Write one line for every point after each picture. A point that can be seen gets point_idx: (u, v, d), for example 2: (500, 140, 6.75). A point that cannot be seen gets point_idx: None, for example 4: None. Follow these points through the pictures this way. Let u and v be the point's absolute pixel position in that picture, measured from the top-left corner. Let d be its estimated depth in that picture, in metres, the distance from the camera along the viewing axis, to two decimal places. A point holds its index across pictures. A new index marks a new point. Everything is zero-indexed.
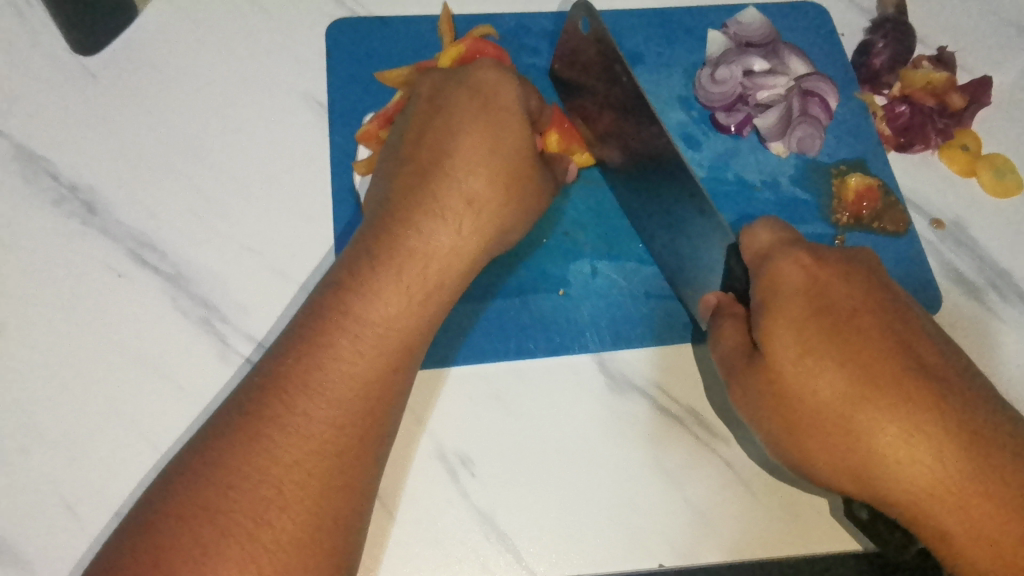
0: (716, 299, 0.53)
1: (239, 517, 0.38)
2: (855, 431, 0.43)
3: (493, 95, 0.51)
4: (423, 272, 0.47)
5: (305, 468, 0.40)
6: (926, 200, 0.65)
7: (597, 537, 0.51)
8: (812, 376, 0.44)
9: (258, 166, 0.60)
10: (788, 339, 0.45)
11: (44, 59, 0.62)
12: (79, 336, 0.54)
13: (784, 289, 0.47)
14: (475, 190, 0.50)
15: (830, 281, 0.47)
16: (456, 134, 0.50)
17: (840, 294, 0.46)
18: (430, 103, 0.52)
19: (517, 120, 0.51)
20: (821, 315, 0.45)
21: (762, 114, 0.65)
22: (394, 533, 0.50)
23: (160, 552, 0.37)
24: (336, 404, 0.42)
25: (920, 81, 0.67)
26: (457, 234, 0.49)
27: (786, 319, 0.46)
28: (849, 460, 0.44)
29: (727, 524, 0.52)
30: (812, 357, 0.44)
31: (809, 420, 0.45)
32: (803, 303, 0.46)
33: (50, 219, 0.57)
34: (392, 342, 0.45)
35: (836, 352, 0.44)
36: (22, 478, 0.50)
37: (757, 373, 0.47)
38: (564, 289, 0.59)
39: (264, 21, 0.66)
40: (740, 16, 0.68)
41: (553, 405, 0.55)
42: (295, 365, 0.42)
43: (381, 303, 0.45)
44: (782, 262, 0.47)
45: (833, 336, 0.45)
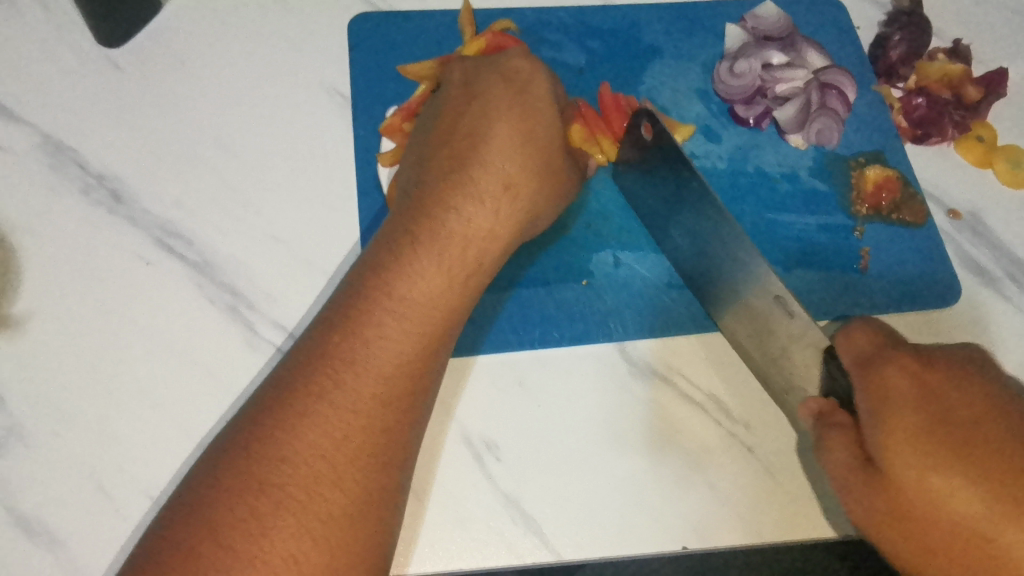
0: (817, 405, 0.46)
1: (292, 490, 0.38)
2: (994, 552, 0.36)
3: (526, 82, 0.53)
4: (462, 254, 0.48)
5: (353, 444, 0.40)
6: (943, 190, 0.66)
7: (629, 519, 0.52)
8: (944, 494, 0.37)
9: (283, 156, 0.61)
10: (905, 452, 0.39)
11: (69, 50, 0.63)
12: (108, 322, 0.54)
13: (893, 398, 0.40)
14: (510, 173, 0.50)
15: (919, 362, 0.41)
16: (491, 118, 0.51)
17: (961, 399, 0.39)
18: (464, 88, 0.53)
19: (548, 106, 0.52)
20: (933, 393, 0.40)
21: (780, 107, 0.65)
22: (423, 518, 0.51)
23: (213, 525, 0.37)
24: (381, 380, 0.42)
25: (936, 73, 0.68)
26: (495, 215, 0.50)
27: (906, 431, 0.39)
28: (936, 546, 0.38)
29: (754, 510, 0.53)
30: (894, 451, 0.39)
31: (932, 536, 0.38)
32: (892, 388, 0.40)
33: (77, 208, 0.58)
34: (435, 319, 0.46)
35: (969, 466, 0.37)
36: (54, 462, 0.50)
37: (873, 485, 0.41)
38: (587, 279, 0.60)
39: (287, 14, 0.66)
40: (757, 10, 0.69)
41: (579, 390, 0.55)
42: (341, 343, 0.43)
43: (423, 282, 0.46)
44: (883, 366, 0.41)
45: (964, 450, 0.37)
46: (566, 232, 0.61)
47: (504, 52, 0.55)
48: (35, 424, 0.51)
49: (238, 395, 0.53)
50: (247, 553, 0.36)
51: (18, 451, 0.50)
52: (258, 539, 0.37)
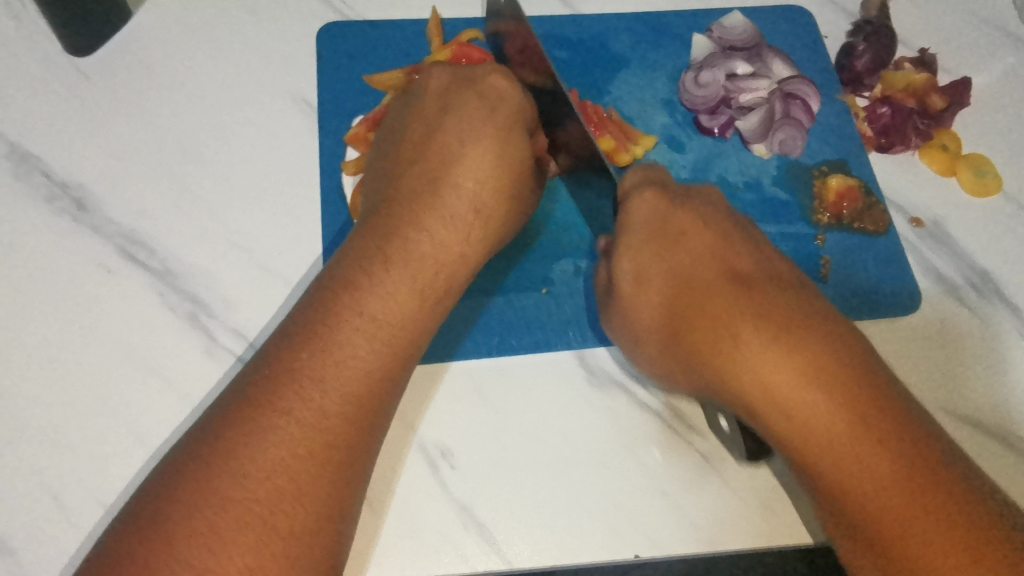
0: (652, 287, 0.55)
1: (252, 505, 0.39)
2: (720, 357, 0.46)
3: (499, 100, 0.54)
4: (435, 275, 0.49)
5: (318, 460, 0.41)
6: (906, 199, 0.66)
7: (582, 530, 0.52)
8: (713, 326, 0.46)
9: (247, 165, 0.61)
10: (656, 286, 0.49)
11: (38, 59, 0.63)
12: (68, 330, 0.55)
13: (691, 252, 0.50)
14: (483, 197, 0.52)
15: (670, 209, 0.51)
16: (465, 140, 0.53)
17: (743, 265, 0.49)
18: (439, 102, 0.55)
19: (518, 130, 0.54)
20: (675, 234, 0.50)
21: (744, 116, 0.66)
22: (375, 524, 0.51)
23: (170, 537, 0.37)
24: (349, 398, 0.43)
25: (901, 82, 0.68)
26: (466, 239, 0.51)
27: (688, 282, 0.48)
28: (691, 362, 0.48)
29: (707, 517, 0.53)
30: (644, 279, 0.50)
31: (706, 365, 0.47)
32: (641, 230, 0.51)
33: (42, 217, 0.58)
34: (405, 339, 0.46)
35: (664, 270, 0.49)
36: (11, 468, 0.51)
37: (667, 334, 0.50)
38: (547, 288, 0.60)
39: (256, 23, 0.67)
40: (724, 20, 0.70)
41: (543, 399, 0.56)
42: (310, 360, 0.43)
43: (395, 302, 0.47)
44: (628, 197, 0.52)
45: (660, 251, 0.50)
46: (528, 241, 0.61)
47: (479, 69, 0.56)
48: None
49: (195, 405, 0.53)
50: (202, 566, 0.37)
51: None
52: (219, 552, 0.37)
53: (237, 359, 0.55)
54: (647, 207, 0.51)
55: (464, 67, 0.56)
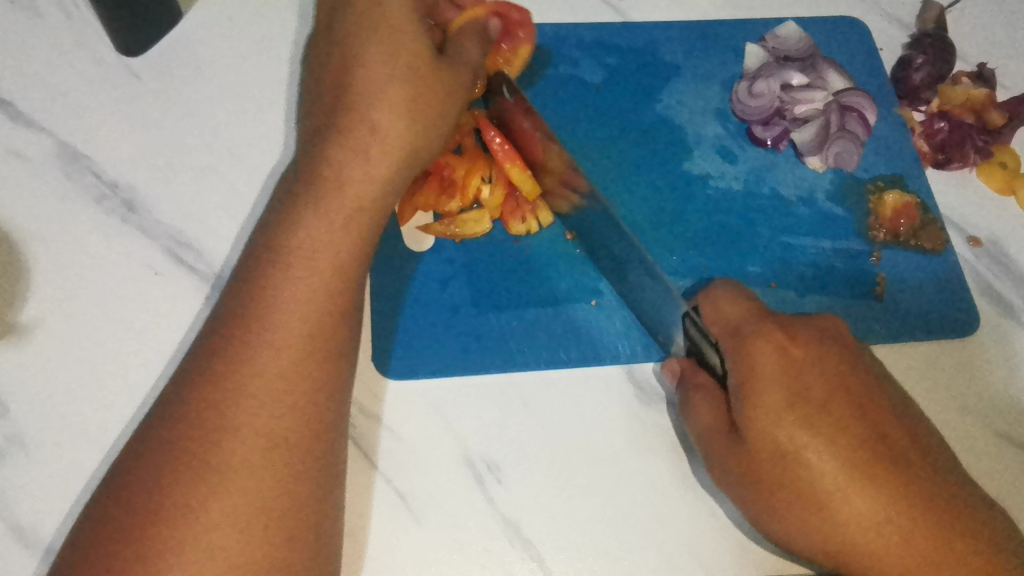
0: (679, 366, 0.53)
1: (196, 448, 0.38)
2: (820, 499, 0.44)
3: (376, 6, 0.47)
4: (343, 200, 0.46)
5: (269, 402, 0.40)
6: (963, 217, 0.65)
7: (628, 545, 0.51)
8: (790, 458, 0.45)
9: (294, 168, 0.61)
10: (780, 425, 0.45)
11: (89, 58, 0.63)
12: (115, 332, 0.54)
13: (764, 370, 0.47)
14: (377, 117, 0.46)
15: (804, 360, 0.47)
16: (353, 59, 0.47)
17: (813, 377, 0.47)
18: (327, 24, 0.50)
19: (409, 32, 0.47)
20: (783, 375, 0.46)
21: (799, 128, 0.65)
22: (420, 539, 0.50)
23: (141, 513, 0.36)
24: (281, 334, 0.42)
25: (959, 97, 0.66)
26: (369, 160, 0.46)
27: (768, 404, 0.46)
28: (791, 501, 0.45)
29: (756, 539, 0.52)
30: (784, 431, 0.45)
31: (773, 488, 0.46)
32: (783, 386, 0.46)
33: (90, 216, 0.58)
34: (328, 268, 0.44)
35: (794, 414, 0.45)
36: (56, 470, 0.50)
37: (736, 450, 0.47)
38: (597, 300, 0.59)
39: (305, 25, 0.66)
40: (778, 30, 0.68)
41: (585, 410, 0.55)
42: (246, 304, 0.43)
43: (323, 237, 0.45)
44: (757, 341, 0.48)
45: (806, 413, 0.45)
46: (578, 251, 0.60)
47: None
48: (36, 434, 0.51)
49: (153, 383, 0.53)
50: (173, 534, 0.36)
51: (21, 462, 0.50)
52: (183, 495, 0.37)
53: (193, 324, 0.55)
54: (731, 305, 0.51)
55: None
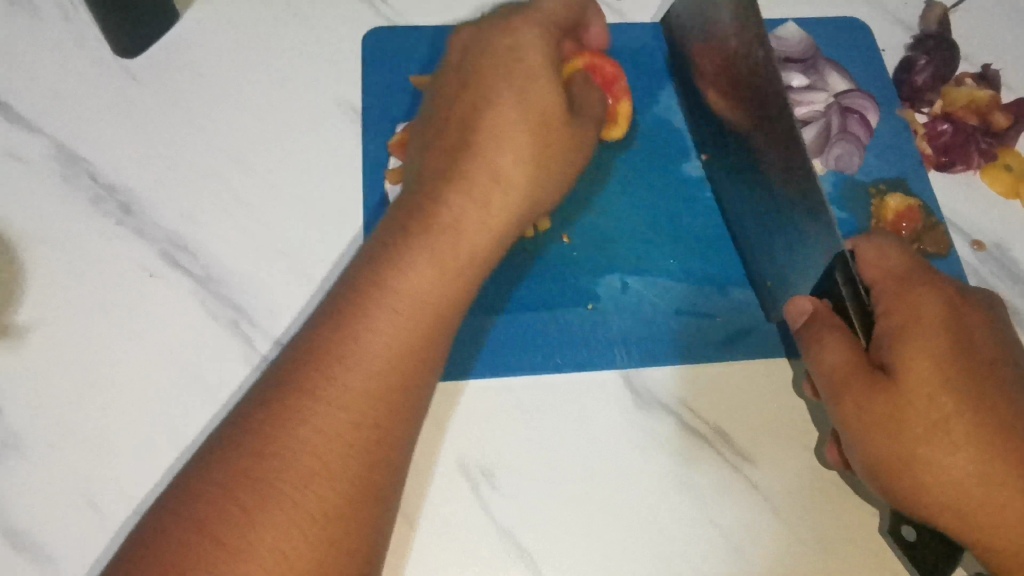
0: (811, 305, 0.50)
1: (283, 485, 0.36)
2: (937, 451, 0.43)
3: (517, 57, 0.52)
4: (452, 246, 0.46)
5: (346, 441, 0.38)
6: (967, 221, 0.64)
7: (624, 554, 0.51)
8: (937, 414, 0.43)
9: (291, 170, 0.61)
10: (921, 371, 0.44)
11: (87, 60, 0.63)
12: (111, 335, 0.54)
13: (923, 319, 0.45)
14: (503, 165, 0.49)
15: (974, 324, 0.46)
16: (482, 104, 0.50)
17: (977, 335, 0.45)
18: (456, 68, 0.54)
19: (546, 81, 0.51)
20: (938, 328, 0.45)
21: (800, 130, 0.64)
22: (415, 544, 0.50)
23: (200, 523, 0.35)
24: (371, 372, 0.40)
25: (963, 97, 0.66)
26: (484, 208, 0.48)
27: (928, 354, 0.44)
28: (903, 447, 0.44)
29: (755, 548, 0.51)
30: (927, 378, 0.44)
31: (896, 439, 0.44)
32: (942, 338, 0.45)
33: (87, 219, 0.58)
34: (425, 315, 0.43)
35: (946, 365, 0.44)
36: (50, 474, 0.50)
37: (865, 391, 0.45)
38: (594, 303, 0.58)
39: (303, 27, 0.66)
40: (779, 30, 0.67)
41: (582, 416, 0.54)
42: (332, 333, 0.41)
43: (414, 276, 0.44)
44: (925, 291, 0.47)
45: (959, 370, 0.44)
46: (575, 254, 0.60)
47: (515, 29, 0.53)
48: (31, 438, 0.51)
49: (218, 408, 0.53)
50: (229, 556, 0.34)
51: (15, 465, 0.50)
52: (242, 510, 0.35)
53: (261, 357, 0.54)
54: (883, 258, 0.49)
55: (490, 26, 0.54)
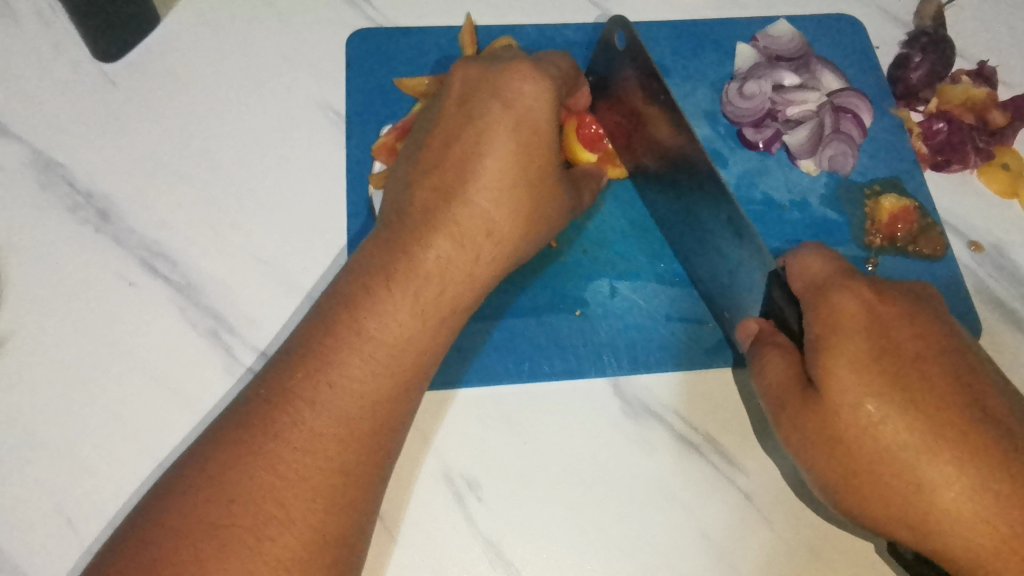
0: (756, 326, 0.50)
1: (241, 532, 0.37)
2: (878, 461, 0.42)
3: (527, 112, 0.48)
4: (439, 295, 0.46)
5: (311, 485, 0.39)
6: (963, 221, 0.62)
7: (615, 567, 0.49)
8: (869, 421, 0.42)
9: (272, 175, 0.60)
10: (846, 382, 0.43)
11: (65, 65, 0.62)
12: (88, 344, 0.53)
13: (842, 323, 0.44)
14: (496, 219, 0.48)
15: (896, 320, 0.45)
16: (481, 153, 0.48)
17: (901, 334, 0.44)
18: (459, 104, 0.49)
19: (549, 145, 0.48)
20: (859, 330, 0.44)
21: (792, 130, 0.63)
22: (398, 559, 0.48)
23: (156, 569, 0.35)
24: (344, 420, 0.41)
25: (959, 96, 0.64)
26: (474, 262, 0.48)
27: (850, 361, 0.43)
28: (844, 461, 0.43)
29: (745, 559, 0.50)
30: (854, 388, 0.43)
31: (837, 453, 0.43)
32: (863, 341, 0.44)
33: (63, 226, 0.57)
34: (406, 361, 0.44)
35: (870, 372, 0.43)
36: (24, 488, 0.49)
37: (802, 407, 0.45)
38: (582, 310, 0.57)
39: (285, 29, 0.65)
40: (770, 29, 0.66)
41: (569, 428, 0.53)
42: (304, 379, 0.41)
43: (394, 321, 0.44)
44: (837, 292, 0.45)
45: (885, 374, 0.43)
46: (562, 259, 0.58)
47: (508, 65, 0.49)
48: (5, 451, 0.50)
49: (203, 416, 0.52)
50: None
51: None
52: (194, 555, 0.36)
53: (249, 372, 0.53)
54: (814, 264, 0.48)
55: (496, 66, 0.50)
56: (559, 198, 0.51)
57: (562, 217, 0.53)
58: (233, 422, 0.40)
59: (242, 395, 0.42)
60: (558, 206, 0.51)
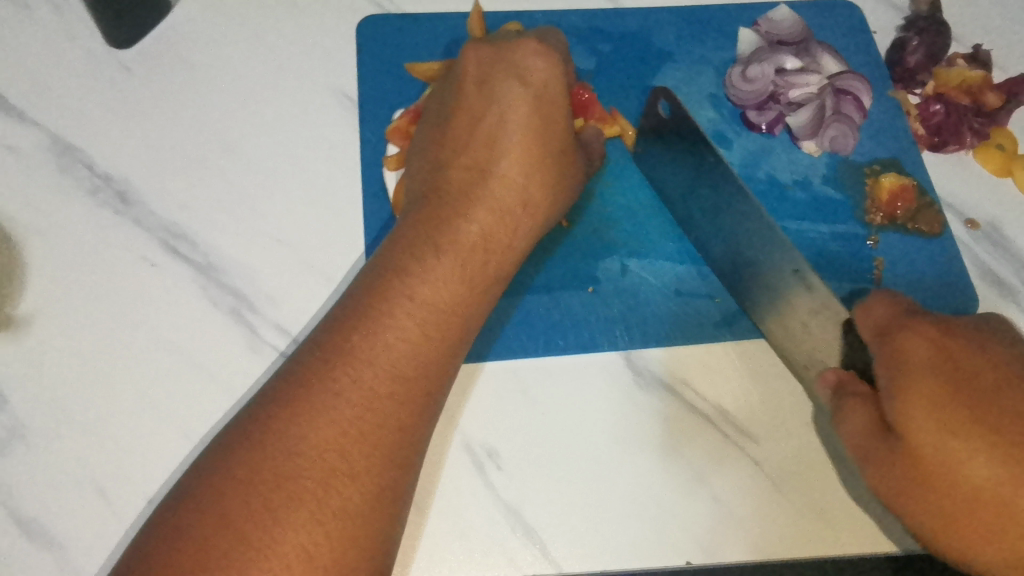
0: (834, 375, 0.50)
1: (308, 484, 0.38)
2: (981, 499, 0.41)
3: (545, 87, 0.50)
4: (484, 264, 0.47)
5: (369, 441, 0.40)
6: (960, 199, 0.64)
7: (635, 532, 0.51)
8: (963, 457, 0.41)
9: (287, 158, 0.61)
10: (920, 413, 0.43)
11: (79, 51, 0.63)
12: (113, 323, 0.54)
13: (911, 362, 0.45)
14: (530, 190, 0.49)
15: (960, 352, 0.45)
16: (507, 128, 0.50)
17: (973, 365, 0.44)
18: (479, 86, 0.51)
19: (564, 120, 0.51)
20: (935, 366, 0.44)
21: (794, 112, 0.64)
22: (424, 527, 0.50)
23: (225, 516, 0.36)
24: (398, 379, 0.42)
25: (954, 79, 0.66)
26: (512, 232, 0.49)
27: (926, 398, 0.43)
28: (943, 504, 0.42)
29: (756, 524, 0.52)
30: (946, 429, 0.42)
31: (935, 497, 0.42)
32: (935, 378, 0.44)
33: (84, 209, 0.58)
34: (454, 325, 0.45)
35: (954, 407, 0.43)
36: (56, 463, 0.50)
37: (889, 450, 0.44)
38: (594, 286, 0.59)
39: (295, 15, 0.66)
40: (771, 14, 0.68)
41: (587, 397, 0.54)
42: (359, 340, 0.42)
43: (444, 286, 0.45)
44: (906, 334, 0.47)
45: (970, 407, 0.42)
46: (573, 238, 0.60)
47: (520, 41, 0.51)
48: (37, 428, 0.51)
49: (236, 397, 0.53)
50: (257, 543, 0.36)
51: (21, 454, 0.50)
52: (262, 505, 0.37)
53: (278, 354, 0.54)
54: (879, 309, 0.49)
55: (504, 46, 0.51)
56: (575, 171, 0.53)
57: (577, 192, 0.54)
58: (289, 383, 0.41)
59: (278, 368, 0.44)
60: (576, 178, 0.53)
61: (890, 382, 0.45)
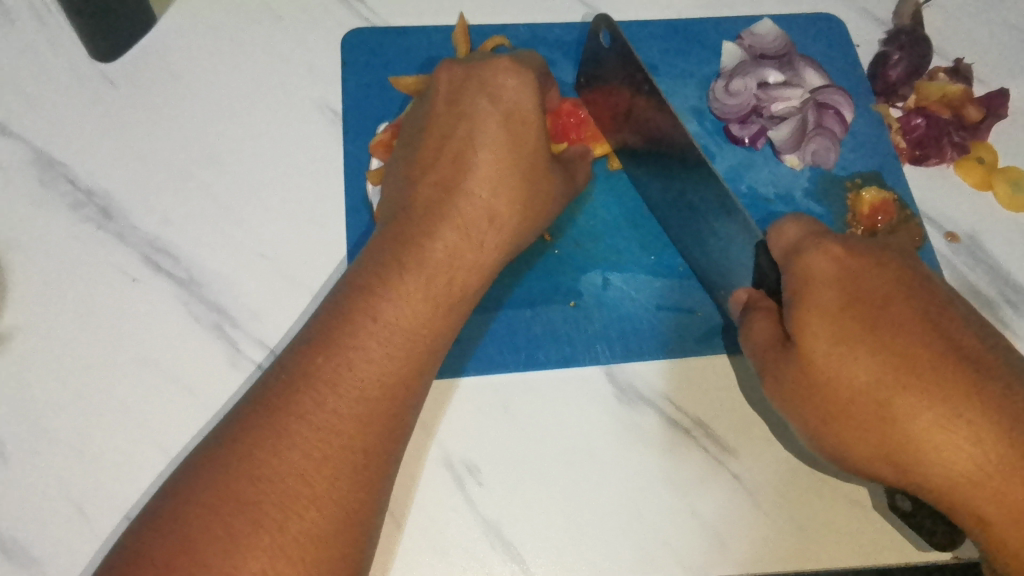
0: (746, 294, 0.53)
1: (269, 509, 0.38)
2: (864, 404, 0.44)
3: (516, 105, 0.50)
4: (449, 281, 0.47)
5: (334, 463, 0.40)
6: (940, 212, 0.65)
7: (611, 547, 0.51)
8: (848, 369, 0.44)
9: (270, 171, 0.61)
10: (818, 328, 0.45)
11: (63, 64, 0.63)
12: (93, 339, 0.54)
13: (815, 279, 0.47)
14: (497, 207, 0.50)
15: (863, 271, 0.47)
16: (475, 146, 0.50)
17: (872, 283, 0.46)
18: (449, 103, 0.51)
19: (537, 136, 0.50)
20: (835, 283, 0.46)
21: (776, 126, 0.65)
22: (403, 542, 0.50)
23: (188, 542, 0.37)
24: (364, 401, 0.42)
25: (935, 93, 0.66)
26: (480, 249, 0.49)
27: (819, 310, 0.46)
28: (830, 411, 0.45)
29: (733, 539, 0.52)
30: (843, 345, 0.45)
31: (823, 405, 0.45)
32: (836, 293, 0.46)
33: (65, 224, 0.58)
34: (420, 345, 0.45)
35: (846, 322, 0.45)
36: (34, 479, 0.50)
37: (786, 360, 0.47)
38: (576, 300, 0.59)
39: (281, 29, 0.66)
40: (755, 27, 0.69)
41: (564, 412, 0.55)
42: (325, 363, 0.43)
43: (408, 307, 0.45)
44: (810, 251, 0.48)
45: (865, 321, 0.45)
46: (555, 251, 0.60)
47: (492, 61, 0.52)
48: (16, 444, 0.51)
49: (215, 411, 0.53)
50: (218, 569, 0.36)
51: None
52: (223, 531, 0.37)
53: (256, 367, 0.54)
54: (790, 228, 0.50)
55: (479, 64, 0.52)
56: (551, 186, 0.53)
57: (557, 208, 0.54)
58: (256, 406, 0.42)
59: (255, 386, 0.44)
60: (553, 194, 0.53)
61: (790, 299, 0.47)
